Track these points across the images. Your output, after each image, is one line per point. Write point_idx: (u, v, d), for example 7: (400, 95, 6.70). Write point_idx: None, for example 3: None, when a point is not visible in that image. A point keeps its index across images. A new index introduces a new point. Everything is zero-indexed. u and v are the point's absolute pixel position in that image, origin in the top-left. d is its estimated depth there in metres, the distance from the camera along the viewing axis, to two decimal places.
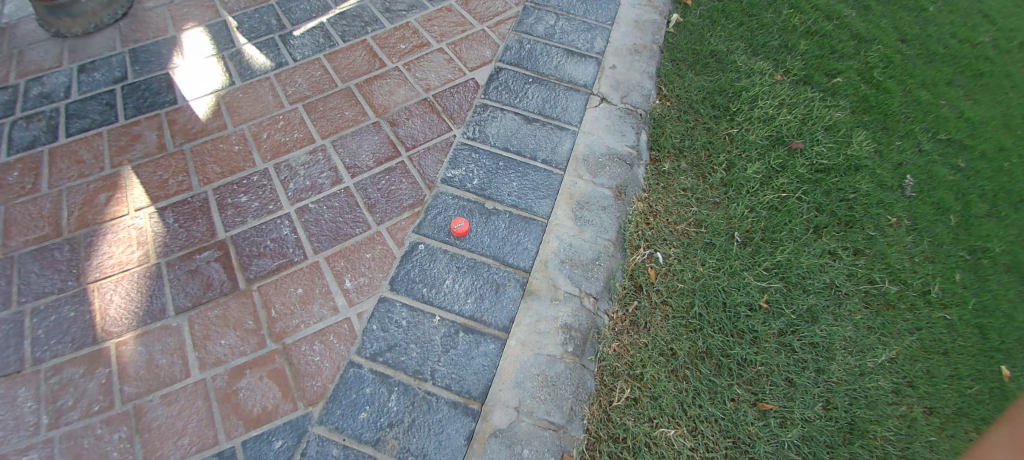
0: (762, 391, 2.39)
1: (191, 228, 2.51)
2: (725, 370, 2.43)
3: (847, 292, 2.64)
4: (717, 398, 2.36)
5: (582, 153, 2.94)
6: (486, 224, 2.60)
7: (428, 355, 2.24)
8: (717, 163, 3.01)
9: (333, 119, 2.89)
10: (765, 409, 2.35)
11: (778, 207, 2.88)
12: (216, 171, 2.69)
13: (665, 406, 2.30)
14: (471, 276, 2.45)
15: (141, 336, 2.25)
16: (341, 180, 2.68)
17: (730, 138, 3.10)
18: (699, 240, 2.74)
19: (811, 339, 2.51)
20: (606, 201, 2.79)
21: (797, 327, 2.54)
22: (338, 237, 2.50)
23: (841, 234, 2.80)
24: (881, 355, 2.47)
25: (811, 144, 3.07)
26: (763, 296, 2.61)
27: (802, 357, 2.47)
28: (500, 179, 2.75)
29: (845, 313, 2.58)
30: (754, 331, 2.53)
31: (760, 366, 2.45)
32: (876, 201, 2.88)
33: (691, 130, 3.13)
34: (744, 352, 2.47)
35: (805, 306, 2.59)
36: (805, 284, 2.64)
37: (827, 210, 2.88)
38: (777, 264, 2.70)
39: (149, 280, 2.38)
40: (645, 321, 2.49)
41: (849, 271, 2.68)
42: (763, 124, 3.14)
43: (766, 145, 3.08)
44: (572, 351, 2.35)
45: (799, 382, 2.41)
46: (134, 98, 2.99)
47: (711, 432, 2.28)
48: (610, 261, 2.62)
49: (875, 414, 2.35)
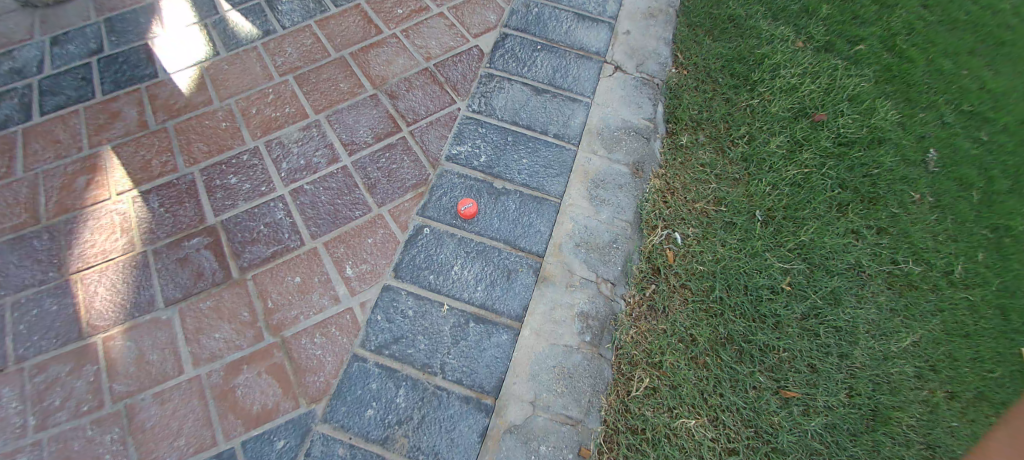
0: (785, 378, 2.28)
1: (178, 212, 2.34)
2: (747, 356, 2.31)
3: (872, 274, 2.49)
4: (738, 386, 2.25)
5: (596, 126, 2.74)
6: (495, 205, 2.43)
7: (437, 347, 2.10)
8: (738, 136, 2.82)
9: (327, 92, 2.68)
10: (787, 397, 2.24)
11: (800, 184, 2.71)
12: (203, 150, 2.50)
13: (685, 395, 2.18)
14: (480, 261, 2.29)
15: (130, 331, 2.10)
16: (338, 158, 2.49)
17: (750, 109, 2.91)
18: (719, 220, 2.58)
19: (835, 323, 2.38)
20: (622, 179, 2.62)
21: (820, 310, 2.41)
22: (336, 221, 2.33)
23: (868, 212, 2.64)
24: (906, 338, 2.34)
25: (836, 115, 2.88)
26: (786, 279, 2.47)
27: (826, 342, 2.35)
28: (509, 156, 2.57)
29: (870, 295, 2.44)
30: (776, 315, 2.39)
31: (782, 352, 2.32)
32: (901, 176, 2.72)
33: (709, 100, 2.93)
34: (766, 337, 2.34)
35: (828, 288, 2.45)
36: (828, 265, 2.50)
37: (851, 187, 2.71)
38: (799, 244, 2.55)
39: (136, 270, 2.22)
40: (664, 306, 2.35)
41: (873, 250, 2.54)
42: (784, 94, 2.94)
43: (789, 117, 2.88)
44: (589, 340, 2.21)
45: (822, 369, 2.29)
46: (111, 71, 2.77)
47: (732, 421, 2.17)
48: (627, 243, 2.47)
49: (898, 400, 2.24)
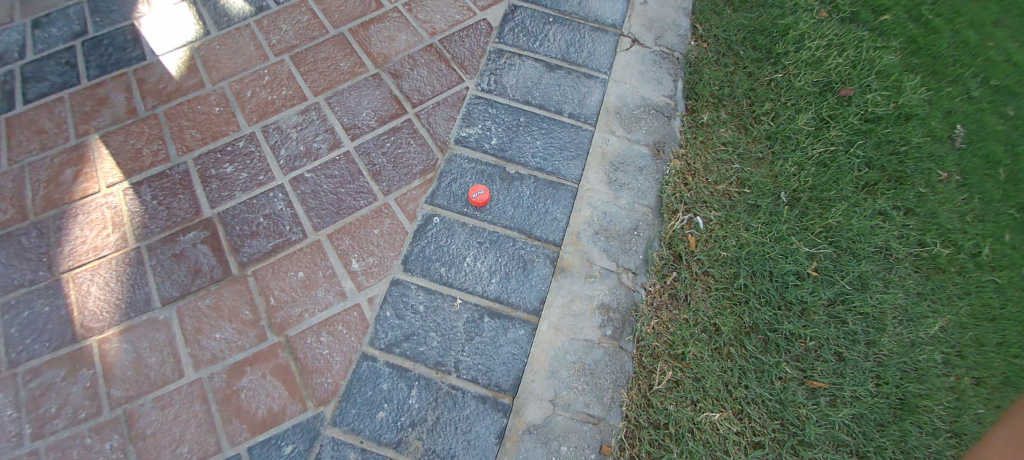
0: (811, 367, 2.15)
1: (172, 205, 2.21)
2: (773, 346, 2.18)
3: (899, 257, 2.35)
4: (763, 377, 2.13)
5: (613, 105, 2.58)
6: (508, 192, 2.29)
7: (450, 345, 1.99)
8: (761, 113, 2.65)
9: (325, 72, 2.51)
10: (814, 388, 2.12)
11: (826, 164, 2.54)
12: (195, 137, 2.35)
13: (709, 387, 2.07)
14: (494, 252, 2.16)
15: (126, 332, 2.00)
16: (339, 143, 2.34)
17: (774, 84, 2.73)
18: (742, 203, 2.43)
19: (861, 309, 2.24)
20: (642, 161, 2.46)
21: (848, 296, 2.27)
22: (340, 211, 2.20)
23: (896, 192, 2.47)
24: (934, 324, 2.21)
25: (865, 89, 2.69)
26: (812, 264, 2.33)
27: (854, 329, 2.21)
28: (522, 138, 2.41)
29: (898, 280, 2.30)
30: (802, 302, 2.26)
31: (809, 340, 2.20)
32: (930, 154, 2.54)
33: (730, 75, 2.75)
34: (792, 326, 2.21)
35: (857, 273, 2.30)
36: (856, 249, 2.35)
37: (878, 165, 2.53)
38: (826, 227, 2.40)
39: (131, 268, 2.10)
40: (686, 294, 2.22)
41: (900, 232, 2.39)
42: (809, 67, 2.75)
43: (814, 92, 2.70)
44: (610, 334, 2.09)
45: (850, 357, 2.16)
46: (97, 55, 2.61)
47: (758, 414, 2.06)
48: (648, 229, 2.32)
49: (925, 388, 2.12)
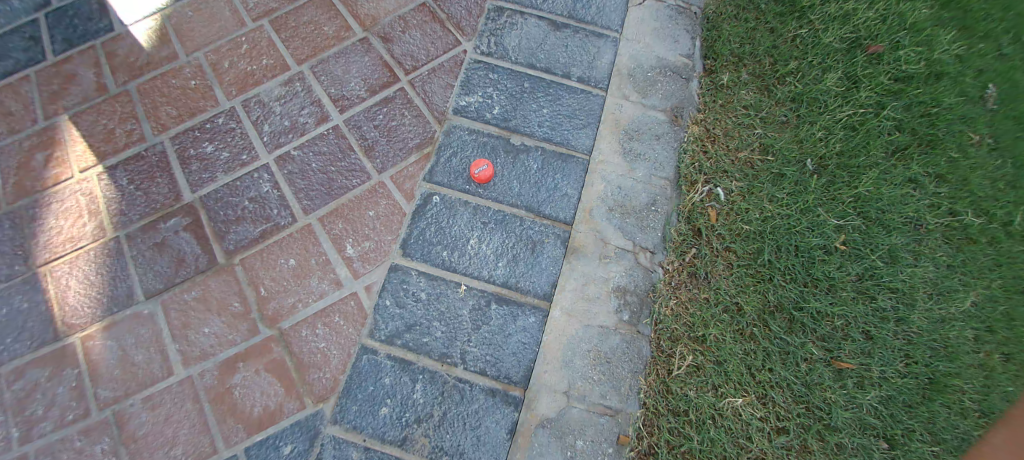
0: (838, 347, 2.01)
1: (150, 189, 2.04)
2: (798, 326, 2.03)
3: (927, 227, 2.16)
4: (789, 359, 1.99)
5: (626, 66, 2.35)
6: (513, 166, 2.11)
7: (456, 335, 1.85)
8: (785, 73, 2.43)
9: (309, 37, 2.28)
10: (841, 369, 1.98)
11: (854, 127, 2.32)
12: (172, 114, 2.16)
13: (731, 371, 1.93)
14: (500, 233, 2.00)
15: (110, 329, 1.87)
16: (328, 117, 2.14)
17: (798, 42, 2.49)
18: (765, 173, 2.24)
19: (891, 284, 2.08)
20: (659, 128, 2.26)
21: (877, 270, 2.10)
22: (332, 192, 2.02)
23: (925, 158, 2.25)
24: (966, 299, 2.04)
25: (898, 43, 2.41)
26: (840, 237, 2.15)
27: (884, 306, 2.05)
28: (527, 106, 2.21)
29: (927, 252, 2.12)
30: (829, 278, 2.09)
31: (836, 319, 2.04)
32: (960, 116, 2.29)
33: (751, 32, 2.51)
34: (819, 304, 2.05)
35: (886, 246, 2.13)
36: (885, 220, 2.17)
37: (908, 128, 2.30)
38: (855, 197, 2.21)
39: (110, 259, 1.96)
40: (706, 272, 2.06)
41: (930, 200, 2.19)
42: (837, 21, 2.48)
43: (842, 50, 2.44)
44: (627, 319, 1.95)
45: (879, 335, 2.01)
46: (62, 26, 2.39)
47: (783, 398, 1.93)
48: (665, 204, 2.15)
49: (955, 366, 1.97)
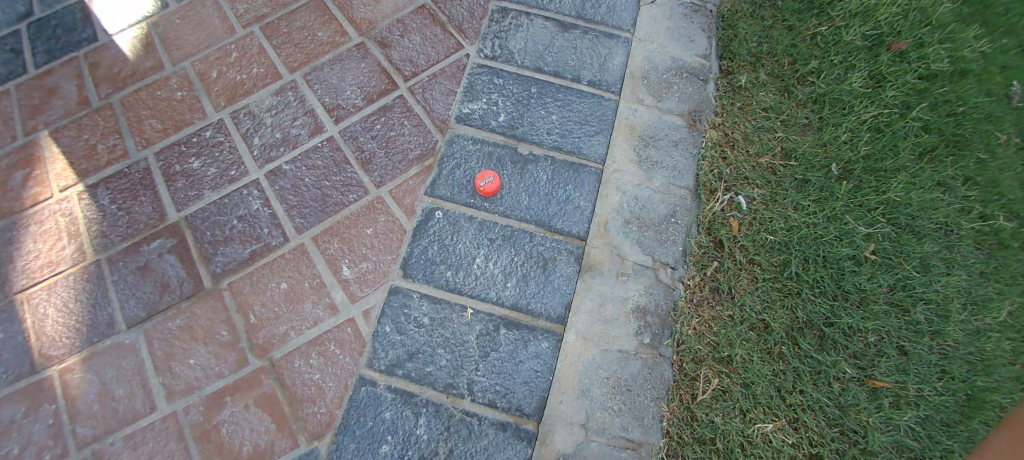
0: (872, 365, 1.83)
1: (133, 209, 1.91)
2: (829, 342, 1.86)
3: (959, 233, 1.97)
4: (820, 379, 1.81)
5: (639, 68, 2.19)
6: (522, 178, 1.96)
7: (462, 363, 1.71)
8: (806, 72, 2.27)
9: (301, 43, 2.14)
10: (876, 388, 1.80)
11: (880, 129, 2.14)
12: (157, 128, 2.03)
13: (760, 394, 1.77)
14: (508, 251, 1.85)
15: (89, 361, 1.73)
16: (322, 127, 2.00)
17: (817, 39, 2.32)
18: (789, 179, 2.08)
19: (926, 295, 1.89)
20: (677, 133, 2.10)
21: (910, 280, 1.91)
22: (326, 208, 1.88)
23: (953, 159, 2.06)
24: (1002, 309, 1.85)
25: (921, 40, 2.22)
26: (870, 246, 1.96)
27: (918, 319, 1.86)
28: (535, 112, 2.06)
29: (960, 259, 1.93)
30: (861, 290, 1.91)
31: (869, 334, 1.86)
32: (987, 114, 2.10)
33: (768, 30, 2.35)
34: (850, 319, 1.87)
35: (918, 254, 1.94)
36: (915, 226, 1.98)
37: (934, 129, 2.11)
38: (883, 203, 2.02)
39: (90, 285, 1.82)
40: (729, 287, 1.89)
41: (961, 204, 2.00)
42: (858, 17, 2.31)
43: (864, 48, 2.27)
44: (649, 342, 1.80)
45: (913, 351, 1.83)
46: (43, 38, 2.27)
47: (815, 423, 1.76)
48: (685, 215, 1.99)
49: (992, 380, 1.79)
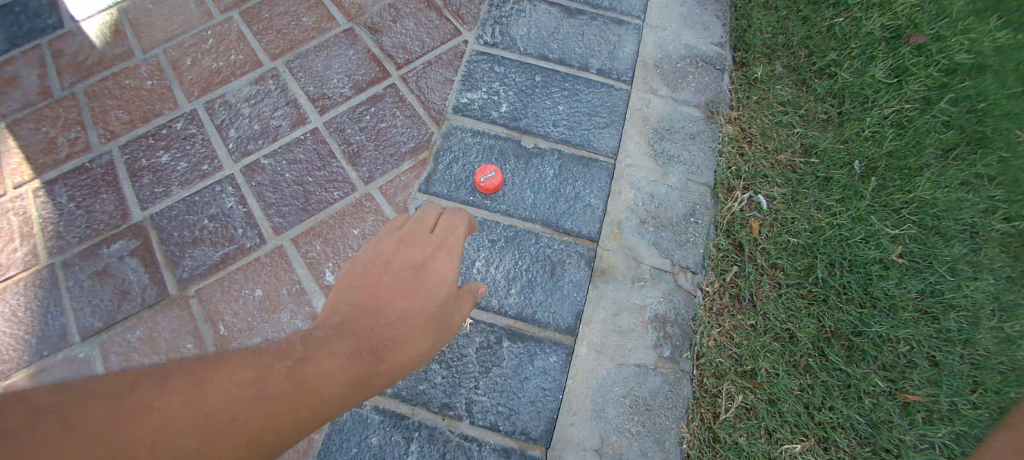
0: (902, 377, 1.62)
1: (93, 207, 1.71)
2: (857, 354, 1.65)
3: (985, 234, 1.77)
4: (850, 394, 1.61)
5: (652, 57, 2.03)
6: (526, 174, 1.78)
7: (460, 381, 1.53)
8: (822, 65, 2.05)
9: (284, 29, 1.96)
10: (907, 402, 1.60)
11: (901, 125, 1.92)
12: (123, 119, 1.84)
13: (787, 412, 1.57)
14: (511, 254, 1.67)
15: (36, 377, 1.52)
16: (305, 118, 1.82)
17: (832, 32, 2.10)
18: (811, 176, 1.87)
19: (956, 301, 1.68)
20: (693, 126, 1.93)
21: (938, 286, 1.70)
22: (307, 206, 1.70)
23: (975, 158, 1.85)
24: None
25: (940, 33, 2.00)
26: (897, 248, 1.75)
27: (948, 327, 1.66)
28: (540, 103, 1.89)
29: (987, 262, 1.73)
30: (888, 296, 1.70)
31: (899, 344, 1.65)
32: (1008, 111, 1.90)
33: (782, 21, 2.13)
34: (880, 327, 1.66)
35: (947, 257, 1.73)
36: (941, 227, 1.77)
37: (955, 125, 1.90)
38: (910, 201, 1.81)
39: (42, 292, 1.62)
40: (751, 294, 1.70)
41: (985, 204, 1.80)
42: (875, 8, 2.09)
43: (882, 39, 2.05)
44: (670, 355, 1.61)
45: (945, 362, 1.62)
46: (5, 24, 2.05)
47: (847, 443, 1.56)
48: (705, 214, 1.81)
49: None
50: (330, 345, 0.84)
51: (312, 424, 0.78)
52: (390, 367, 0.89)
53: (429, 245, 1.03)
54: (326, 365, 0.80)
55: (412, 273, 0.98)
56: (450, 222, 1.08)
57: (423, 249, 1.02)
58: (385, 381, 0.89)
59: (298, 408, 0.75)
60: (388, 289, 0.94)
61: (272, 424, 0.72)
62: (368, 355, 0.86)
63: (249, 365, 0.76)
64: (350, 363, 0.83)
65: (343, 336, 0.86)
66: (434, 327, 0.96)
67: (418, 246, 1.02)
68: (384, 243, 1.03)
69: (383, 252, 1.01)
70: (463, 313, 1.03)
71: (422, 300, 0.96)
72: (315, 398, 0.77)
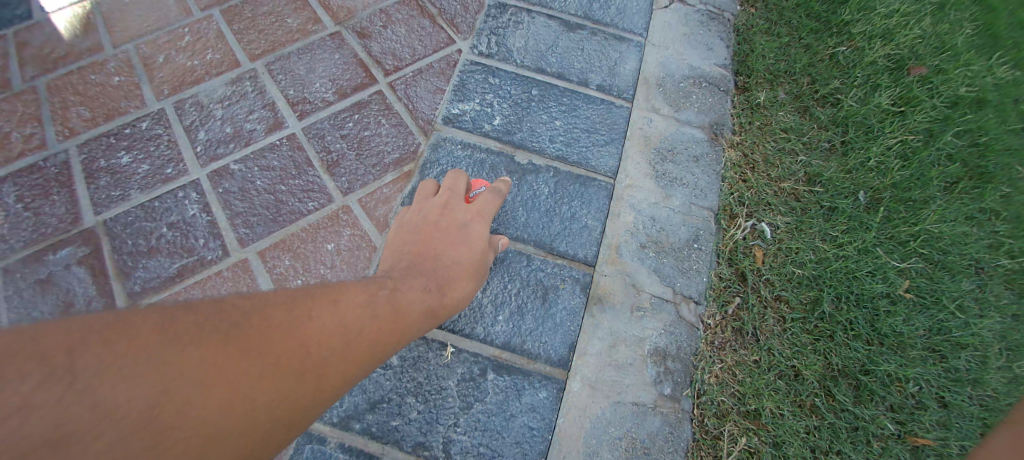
0: (913, 419, 1.48)
1: (41, 210, 1.54)
2: (866, 394, 1.51)
3: (991, 270, 1.66)
4: (858, 438, 1.46)
5: (653, 75, 1.94)
6: (518, 191, 1.66)
7: (438, 417, 1.38)
8: (826, 93, 1.95)
9: (267, 30, 1.85)
10: (918, 446, 1.46)
11: (906, 157, 1.81)
12: (84, 115, 1.68)
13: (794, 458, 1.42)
14: (499, 276, 1.54)
15: None
16: (282, 123, 1.69)
17: (835, 61, 2.00)
18: (815, 206, 1.75)
19: (965, 340, 1.56)
20: (697, 147, 1.83)
21: (946, 324, 1.58)
22: (278, 217, 1.56)
23: (978, 192, 1.76)
24: None
25: (941, 67, 1.93)
26: (905, 283, 1.63)
27: (958, 367, 1.53)
28: (536, 117, 1.78)
29: (993, 299, 1.62)
30: (897, 334, 1.57)
31: (909, 384, 1.52)
32: (1008, 147, 1.82)
33: (784, 48, 2.04)
34: (890, 366, 1.53)
35: (955, 293, 1.62)
36: (948, 262, 1.66)
37: (957, 158, 1.81)
38: (916, 234, 1.69)
39: None
40: (754, 328, 1.57)
41: (989, 239, 1.70)
42: (878, 38, 2.00)
43: (886, 70, 1.95)
44: (670, 393, 1.47)
45: (955, 403, 1.49)
46: None
47: None
48: (708, 240, 1.69)
49: None
50: (409, 282, 1.18)
51: (405, 338, 1.11)
52: (449, 304, 1.23)
53: (469, 212, 1.43)
54: (412, 294, 1.14)
55: (457, 233, 1.37)
56: (487, 198, 1.48)
57: (466, 213, 1.43)
58: (448, 311, 1.25)
59: (392, 327, 1.06)
60: (441, 241, 1.35)
61: (378, 336, 1.03)
62: (436, 292, 1.20)
63: (355, 295, 1.04)
64: (425, 295, 1.17)
65: (419, 274, 1.22)
66: (475, 272, 1.34)
67: (461, 212, 1.43)
68: (426, 211, 1.43)
69: (432, 217, 1.41)
70: (491, 259, 1.43)
71: (467, 248, 1.36)
72: (405, 322, 1.09)
